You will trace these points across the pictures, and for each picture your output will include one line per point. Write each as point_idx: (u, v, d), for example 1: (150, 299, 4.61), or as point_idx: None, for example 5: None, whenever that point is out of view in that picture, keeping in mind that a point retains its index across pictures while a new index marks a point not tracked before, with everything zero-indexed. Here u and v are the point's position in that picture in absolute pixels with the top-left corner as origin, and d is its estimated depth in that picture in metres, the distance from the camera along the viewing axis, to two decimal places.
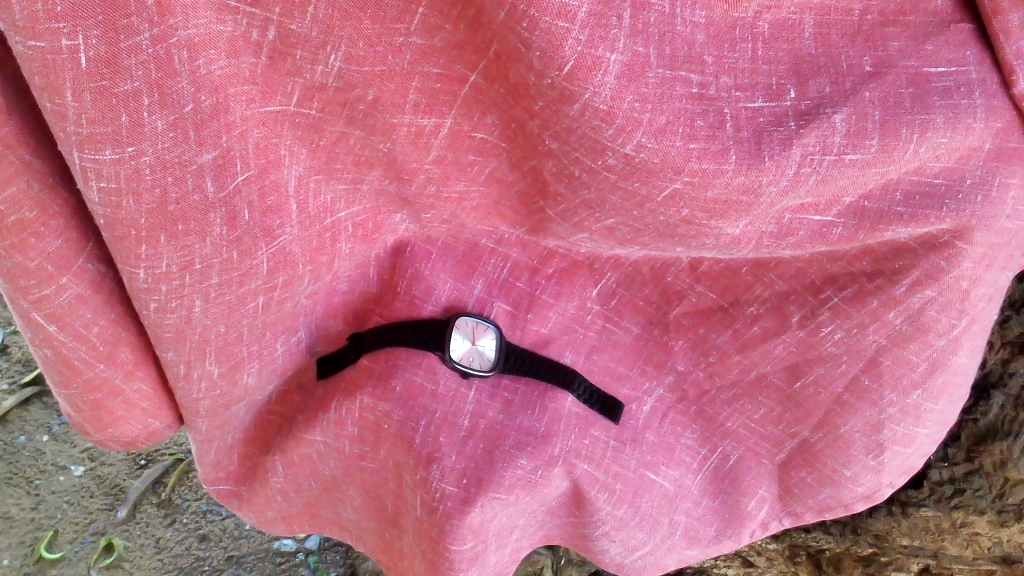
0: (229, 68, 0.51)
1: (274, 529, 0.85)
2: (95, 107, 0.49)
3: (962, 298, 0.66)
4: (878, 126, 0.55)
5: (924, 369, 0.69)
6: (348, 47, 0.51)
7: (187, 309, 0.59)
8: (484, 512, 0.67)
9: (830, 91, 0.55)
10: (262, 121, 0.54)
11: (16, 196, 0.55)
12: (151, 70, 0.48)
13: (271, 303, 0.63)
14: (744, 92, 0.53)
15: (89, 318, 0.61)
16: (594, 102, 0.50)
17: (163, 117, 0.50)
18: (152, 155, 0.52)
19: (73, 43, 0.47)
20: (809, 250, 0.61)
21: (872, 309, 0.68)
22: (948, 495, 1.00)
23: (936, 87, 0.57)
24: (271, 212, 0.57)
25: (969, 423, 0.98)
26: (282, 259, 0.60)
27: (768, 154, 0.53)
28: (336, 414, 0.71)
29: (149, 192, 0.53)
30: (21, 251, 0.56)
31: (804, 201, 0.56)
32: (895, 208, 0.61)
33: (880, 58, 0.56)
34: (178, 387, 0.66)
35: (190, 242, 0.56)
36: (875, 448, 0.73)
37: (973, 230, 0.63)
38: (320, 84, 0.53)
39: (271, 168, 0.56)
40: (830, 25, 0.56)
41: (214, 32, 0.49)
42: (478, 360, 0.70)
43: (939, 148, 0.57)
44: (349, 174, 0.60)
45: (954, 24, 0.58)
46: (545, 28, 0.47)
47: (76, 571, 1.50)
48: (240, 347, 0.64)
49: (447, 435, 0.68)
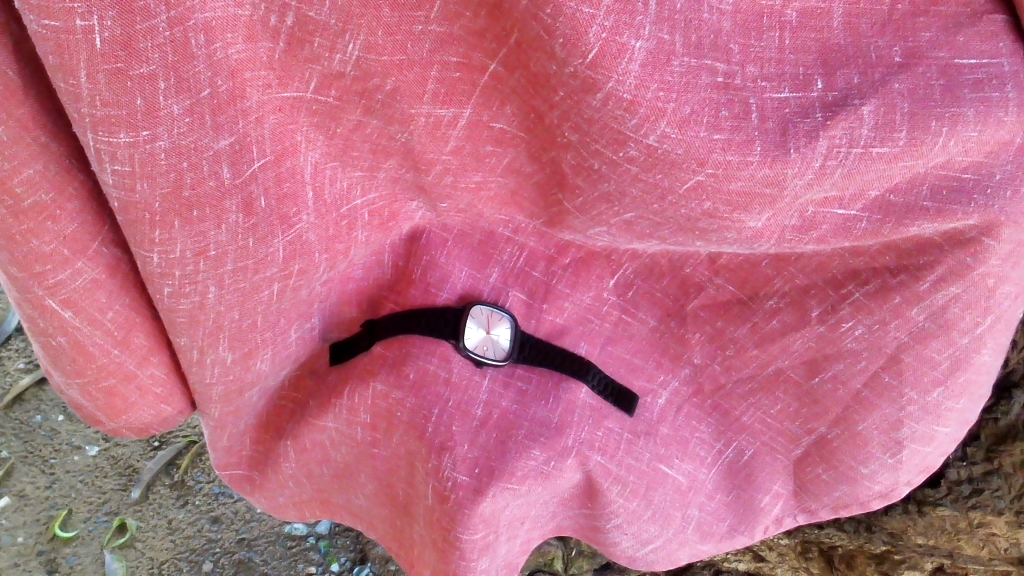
0: (247, 52, 0.50)
1: (287, 515, 0.85)
2: (109, 89, 0.48)
3: (987, 295, 0.65)
4: (907, 118, 0.53)
5: (946, 367, 0.68)
6: (367, 36, 0.51)
7: (201, 295, 0.59)
8: (495, 502, 0.67)
9: (858, 81, 0.53)
10: (278, 106, 0.53)
11: (33, 179, 0.54)
12: (168, 53, 0.48)
13: (286, 291, 0.62)
14: (771, 82, 0.52)
15: (103, 302, 0.61)
16: (618, 91, 0.49)
17: (179, 102, 0.50)
18: (167, 139, 0.51)
19: (88, 24, 0.46)
20: (832, 246, 0.61)
21: (894, 304, 0.67)
22: (966, 495, 0.99)
23: (966, 79, 0.55)
24: (287, 199, 0.57)
25: (990, 422, 0.96)
26: (297, 247, 0.59)
27: (793, 146, 0.52)
28: (348, 401, 0.71)
29: (164, 177, 0.53)
30: (36, 235, 0.56)
31: (828, 194, 0.55)
32: (922, 202, 0.59)
33: (910, 49, 0.54)
34: (192, 373, 0.66)
35: (205, 228, 0.56)
36: (893, 446, 0.72)
37: (1001, 226, 0.62)
38: (338, 72, 0.53)
39: (287, 154, 0.55)
40: (860, 14, 0.54)
41: (231, 16, 0.48)
42: (492, 350, 0.70)
43: (968, 142, 0.56)
44: (365, 160, 0.59)
45: (987, 15, 0.57)
46: (571, 13, 0.46)
47: (89, 550, 1.51)
48: (254, 335, 0.64)
49: (460, 424, 0.68)
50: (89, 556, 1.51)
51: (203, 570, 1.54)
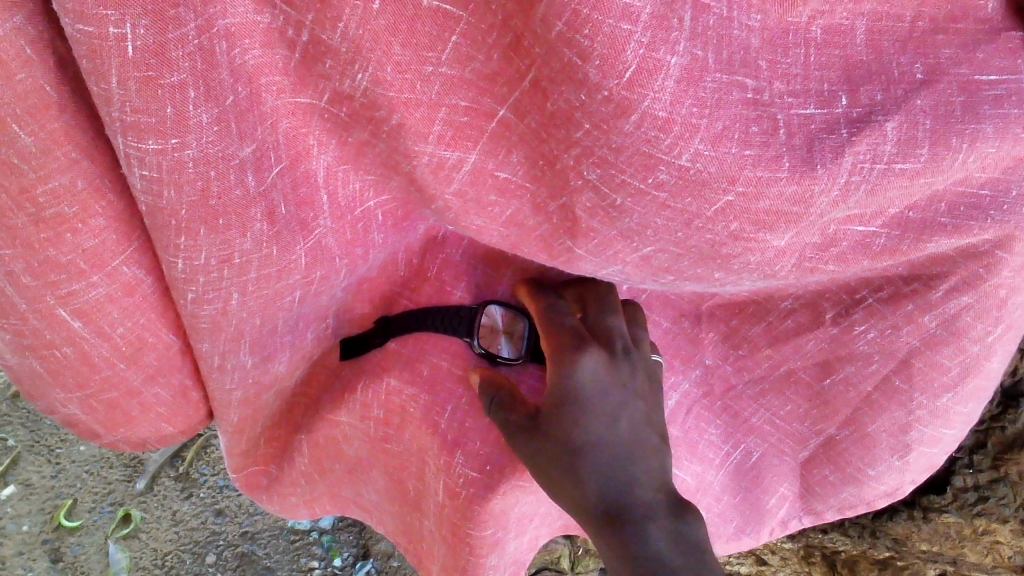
0: (263, 58, 0.50)
1: (297, 512, 0.86)
2: (140, 96, 0.49)
3: (999, 306, 0.68)
4: (929, 135, 0.54)
5: (956, 373, 0.71)
6: (376, 69, 0.50)
7: (224, 301, 0.60)
8: (506, 499, 0.69)
9: (882, 98, 0.54)
10: (291, 111, 0.53)
11: (58, 190, 0.54)
12: (197, 62, 0.48)
13: (307, 297, 0.65)
14: (797, 98, 0.52)
15: (115, 317, 0.62)
16: (654, 109, 0.48)
17: (208, 110, 0.50)
18: (196, 147, 0.52)
19: (121, 31, 0.46)
20: (853, 266, 0.61)
21: (906, 311, 0.68)
22: (971, 502, 1.01)
23: (986, 95, 0.55)
24: (304, 204, 0.58)
25: (997, 430, 0.99)
26: (318, 253, 0.61)
27: (820, 161, 0.52)
28: (363, 396, 0.74)
29: (190, 185, 0.53)
30: (54, 245, 0.56)
31: (851, 212, 0.56)
32: (940, 218, 0.61)
33: (930, 66, 0.55)
34: (212, 380, 0.68)
35: (230, 236, 0.56)
36: (901, 448, 0.74)
37: (1013, 239, 0.64)
38: (348, 94, 0.52)
39: (301, 158, 0.56)
40: (882, 31, 0.55)
41: (250, 21, 0.48)
42: (506, 347, 0.71)
43: (985, 158, 0.57)
44: (376, 173, 0.59)
45: (1005, 32, 0.58)
46: (609, 31, 0.46)
47: (93, 540, 1.51)
48: (272, 339, 0.66)
49: (473, 419, 0.70)
50: (93, 545, 1.51)
51: (206, 561, 1.54)
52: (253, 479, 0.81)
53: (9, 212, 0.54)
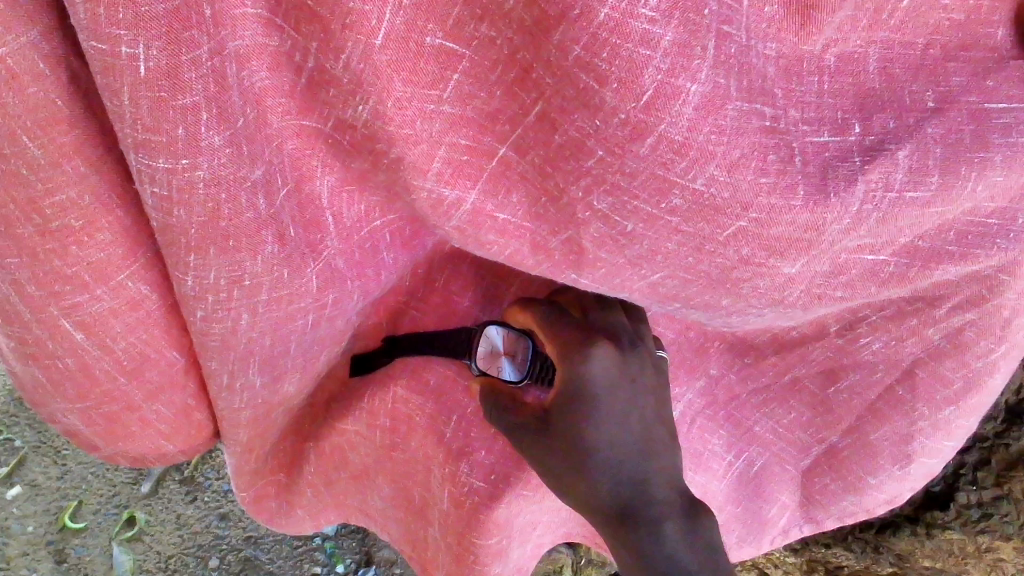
0: (270, 80, 0.51)
1: (302, 525, 0.86)
2: (151, 116, 0.50)
3: (1003, 325, 0.69)
4: (939, 164, 0.55)
5: (959, 387, 0.72)
6: (377, 103, 0.50)
7: (234, 320, 0.61)
8: (509, 508, 0.71)
9: (894, 126, 0.55)
10: (295, 132, 0.53)
11: (64, 203, 0.55)
12: (210, 84, 0.49)
13: (320, 321, 0.65)
14: (811, 126, 0.53)
15: (116, 331, 0.63)
16: (670, 132, 0.48)
17: (220, 133, 0.51)
18: (207, 169, 0.53)
19: (133, 51, 0.47)
20: (860, 293, 0.61)
21: (911, 325, 0.70)
22: (974, 519, 1.02)
23: (995, 123, 0.56)
24: (312, 226, 0.59)
25: (1001, 447, 1.01)
26: (329, 275, 0.62)
27: (833, 190, 0.53)
28: (369, 404, 0.75)
29: (202, 206, 0.54)
30: (60, 256, 0.57)
31: (862, 241, 0.56)
32: (948, 247, 0.61)
33: (942, 94, 0.56)
34: (221, 400, 0.69)
35: (240, 259, 0.57)
36: (902, 458, 0.76)
37: (1016, 264, 0.65)
38: (351, 123, 0.52)
39: (305, 180, 0.56)
40: (894, 59, 0.55)
41: (258, 44, 0.49)
42: (506, 368, 0.68)
43: (994, 186, 0.58)
44: (377, 198, 0.59)
45: (1013, 60, 0.58)
46: (627, 55, 0.46)
47: (97, 542, 1.44)
48: (285, 360, 0.66)
49: (479, 430, 0.72)
50: (98, 547, 1.44)
51: (210, 566, 1.46)
52: (265, 490, 0.80)
53: (17, 222, 0.55)
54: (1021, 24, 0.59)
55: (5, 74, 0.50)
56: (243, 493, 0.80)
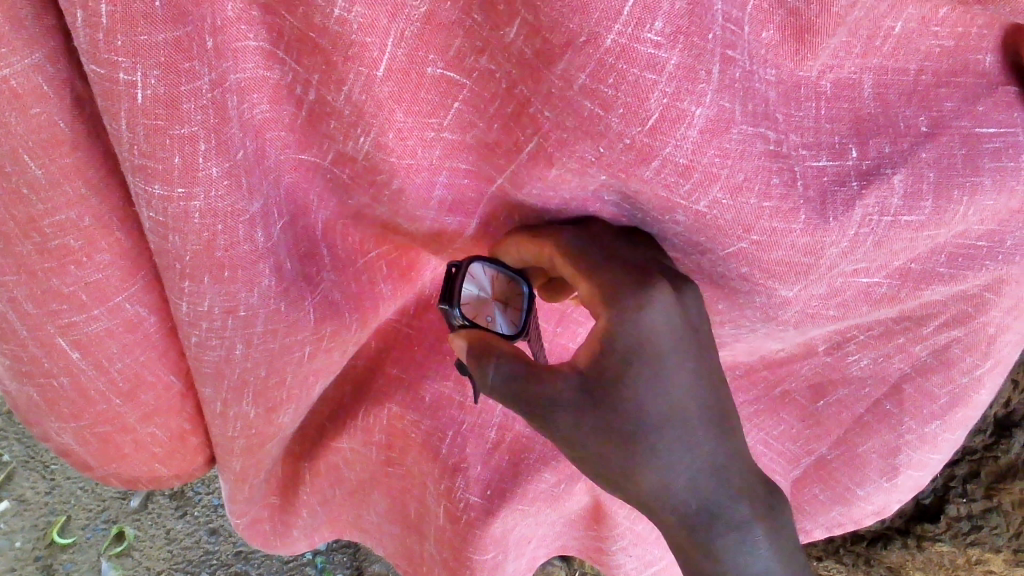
0: (270, 112, 0.52)
1: (295, 546, 0.85)
2: (147, 143, 0.47)
3: (988, 341, 0.72)
4: (933, 187, 0.56)
5: (945, 402, 0.74)
6: (378, 133, 0.52)
7: (227, 350, 0.59)
8: (504, 523, 0.73)
9: (890, 151, 0.56)
10: (295, 166, 0.56)
11: (64, 223, 0.56)
12: (210, 115, 0.47)
13: (316, 353, 0.64)
14: (810, 150, 0.54)
15: (113, 352, 0.63)
16: (674, 157, 0.48)
17: (219, 164, 0.49)
18: (203, 200, 0.50)
19: (131, 78, 0.44)
20: (852, 312, 0.63)
21: (899, 343, 0.72)
22: (964, 532, 1.04)
23: (987, 148, 0.58)
24: (307, 258, 0.60)
25: (990, 460, 1.03)
26: (327, 308, 0.62)
27: (833, 214, 0.54)
28: (364, 422, 0.74)
29: (196, 235, 0.52)
30: (59, 275, 0.58)
31: (859, 263, 0.58)
32: (939, 269, 0.64)
33: (935, 119, 0.58)
34: (215, 425, 0.66)
35: (236, 289, 0.55)
36: (890, 470, 0.78)
37: (1004, 284, 0.68)
38: (351, 155, 0.54)
39: (301, 213, 0.58)
40: (888, 85, 0.57)
41: (259, 78, 0.50)
42: (500, 320, 0.59)
43: (984, 210, 0.60)
44: (376, 229, 0.62)
45: (1002, 86, 0.60)
46: (632, 79, 0.45)
47: (72, 571, 1.14)
48: (279, 391, 0.65)
49: (473, 446, 0.73)
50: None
51: None
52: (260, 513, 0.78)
53: (15, 240, 0.55)
54: (1010, 51, 0.60)
55: (8, 94, 0.49)
56: (238, 519, 0.77)
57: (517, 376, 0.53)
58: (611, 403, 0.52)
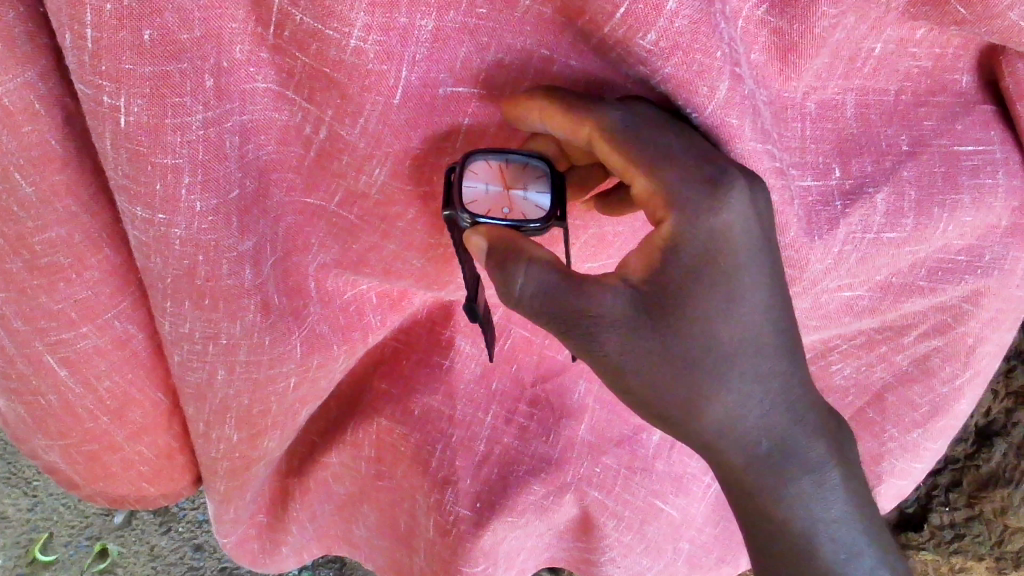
0: (277, 154, 0.53)
1: (284, 563, 0.84)
2: (129, 165, 0.48)
3: (968, 351, 0.73)
4: (913, 207, 0.60)
5: (926, 411, 0.76)
6: (394, 163, 0.54)
7: (209, 373, 0.59)
8: (494, 535, 0.73)
9: (872, 170, 0.60)
10: (298, 209, 0.56)
11: (55, 241, 0.56)
12: (198, 150, 0.48)
13: (303, 381, 0.62)
14: (797, 170, 0.57)
15: (101, 369, 0.63)
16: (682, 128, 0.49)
17: (203, 199, 0.50)
18: (183, 229, 0.51)
19: (115, 103, 0.46)
20: (834, 322, 0.66)
21: (881, 352, 0.73)
22: (948, 540, 1.05)
23: (965, 166, 0.61)
24: (294, 292, 0.58)
25: (972, 468, 1.05)
26: (314, 341, 0.60)
27: (818, 233, 0.58)
28: (353, 436, 0.75)
29: (177, 261, 0.52)
30: (48, 293, 0.58)
31: (843, 279, 0.62)
32: (919, 282, 0.66)
33: (915, 137, 0.60)
34: (198, 444, 0.66)
35: (217, 319, 0.55)
36: (874, 479, 0.80)
37: (983, 295, 0.70)
38: (362, 192, 0.56)
39: (295, 250, 0.57)
40: (870, 105, 0.58)
41: (268, 117, 0.51)
42: (523, 211, 0.50)
43: (963, 226, 0.63)
44: (375, 276, 0.62)
45: (979, 105, 0.62)
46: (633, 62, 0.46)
47: None
48: (263, 419, 0.63)
49: (462, 459, 0.74)
50: None
51: None
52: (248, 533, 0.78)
53: (5, 257, 0.56)
54: (985, 71, 0.62)
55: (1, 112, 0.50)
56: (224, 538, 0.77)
57: (558, 286, 0.45)
58: (678, 326, 0.46)
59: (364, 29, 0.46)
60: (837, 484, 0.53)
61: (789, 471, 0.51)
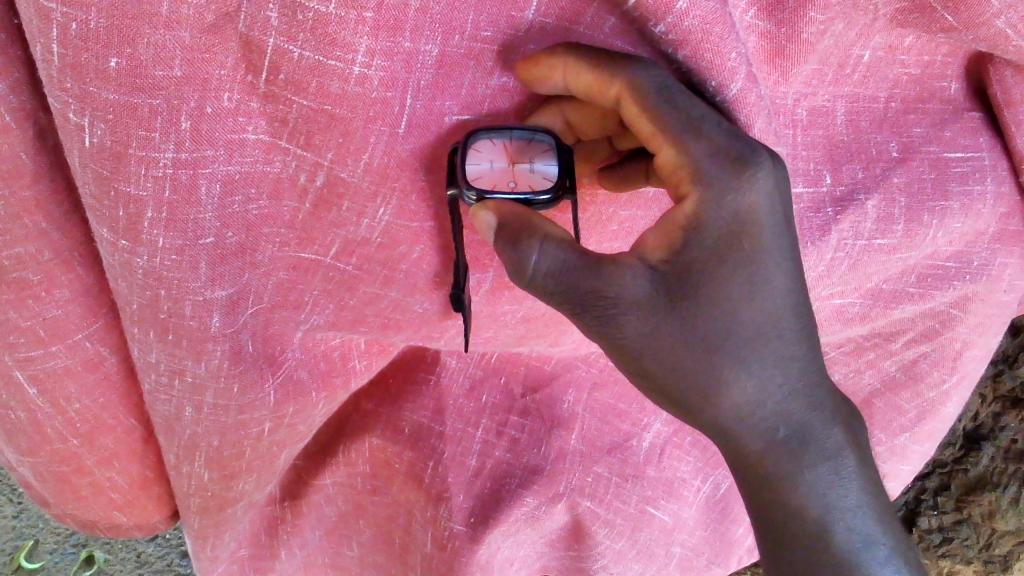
0: (269, 207, 0.52)
1: None
2: (97, 187, 0.49)
3: (955, 356, 0.74)
4: (903, 213, 0.61)
5: (913, 415, 0.76)
6: (399, 201, 0.53)
7: (177, 411, 0.58)
8: (489, 548, 0.73)
9: (863, 176, 0.60)
10: (292, 264, 0.55)
11: (23, 256, 0.56)
12: (164, 186, 0.49)
13: (278, 428, 0.61)
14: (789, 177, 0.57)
15: (72, 392, 0.62)
16: None
17: (166, 234, 0.50)
18: (145, 258, 0.51)
19: (80, 121, 0.46)
20: (825, 331, 0.67)
21: (869, 358, 0.74)
22: (936, 544, 1.05)
23: (954, 172, 0.62)
24: (272, 339, 0.56)
25: (959, 472, 1.05)
26: (289, 389, 0.59)
27: (808, 241, 0.58)
28: (346, 455, 0.76)
29: (140, 292, 0.53)
30: (17, 308, 0.57)
31: (835, 287, 0.63)
32: (909, 289, 0.67)
33: (905, 144, 0.61)
34: (173, 477, 0.65)
35: (182, 354, 0.55)
36: None
37: (970, 300, 0.70)
38: (363, 238, 0.54)
39: (284, 306, 0.56)
40: (860, 111, 0.59)
41: (259, 170, 0.50)
42: (529, 185, 0.49)
43: (952, 232, 0.63)
44: (371, 333, 0.61)
45: (967, 112, 0.63)
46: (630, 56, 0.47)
47: None
48: (236, 462, 0.62)
49: (455, 475, 0.74)
50: None
51: None
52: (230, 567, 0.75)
53: None
54: (972, 76, 0.63)
55: None
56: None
57: (573, 266, 0.43)
58: (696, 313, 0.45)
59: (368, 53, 0.46)
60: (851, 472, 0.52)
61: (806, 458, 0.50)
